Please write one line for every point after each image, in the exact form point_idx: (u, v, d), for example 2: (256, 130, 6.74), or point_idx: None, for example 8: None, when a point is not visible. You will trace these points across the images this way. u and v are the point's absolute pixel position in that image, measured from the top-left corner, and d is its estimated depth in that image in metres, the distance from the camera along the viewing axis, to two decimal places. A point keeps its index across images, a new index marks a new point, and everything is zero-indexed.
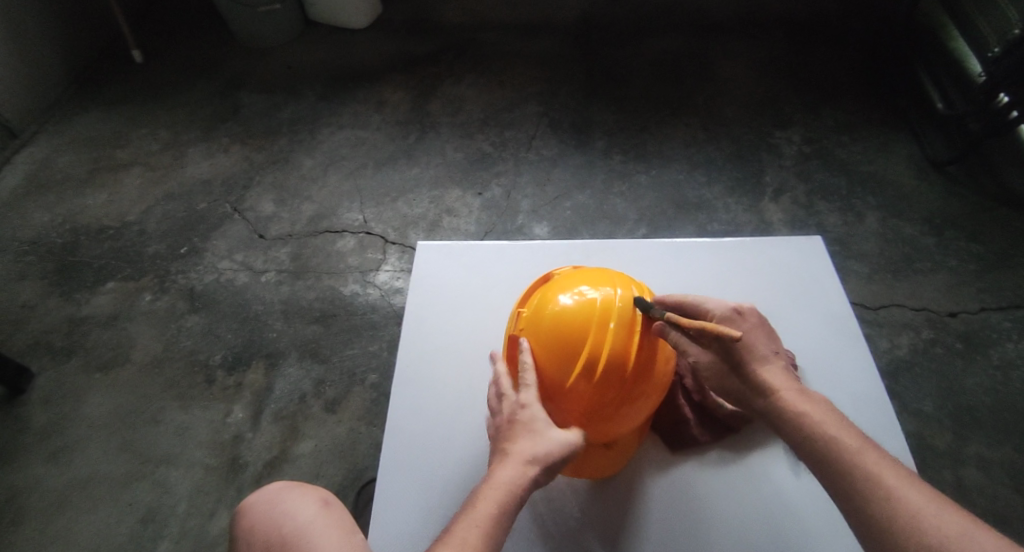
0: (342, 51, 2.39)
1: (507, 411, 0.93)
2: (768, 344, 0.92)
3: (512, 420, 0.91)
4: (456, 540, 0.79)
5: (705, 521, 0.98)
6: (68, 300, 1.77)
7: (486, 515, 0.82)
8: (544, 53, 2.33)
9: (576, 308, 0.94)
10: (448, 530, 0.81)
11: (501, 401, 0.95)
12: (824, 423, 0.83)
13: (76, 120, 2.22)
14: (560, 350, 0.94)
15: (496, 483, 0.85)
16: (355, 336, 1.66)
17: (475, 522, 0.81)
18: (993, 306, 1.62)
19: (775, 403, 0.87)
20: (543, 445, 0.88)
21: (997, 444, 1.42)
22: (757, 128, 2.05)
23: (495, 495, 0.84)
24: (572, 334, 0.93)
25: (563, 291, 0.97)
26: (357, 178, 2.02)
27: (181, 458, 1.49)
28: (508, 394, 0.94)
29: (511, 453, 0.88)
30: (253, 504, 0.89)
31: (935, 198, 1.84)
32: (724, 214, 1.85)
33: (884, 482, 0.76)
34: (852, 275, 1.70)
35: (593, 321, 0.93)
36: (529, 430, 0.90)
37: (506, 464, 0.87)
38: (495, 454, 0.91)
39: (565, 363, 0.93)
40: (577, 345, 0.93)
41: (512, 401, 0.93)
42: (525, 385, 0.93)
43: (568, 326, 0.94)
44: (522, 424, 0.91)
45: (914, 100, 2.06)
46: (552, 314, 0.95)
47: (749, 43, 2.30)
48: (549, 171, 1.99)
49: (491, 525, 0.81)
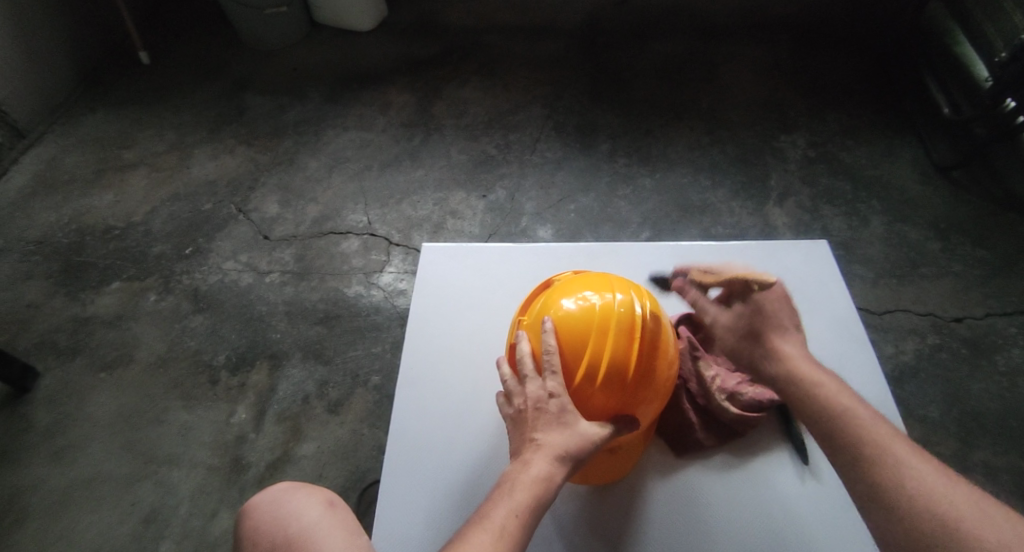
0: (347, 53, 2.40)
1: (533, 397, 0.91)
2: (790, 317, 1.00)
3: (539, 408, 0.90)
4: (494, 528, 0.81)
5: (709, 523, 0.98)
6: (73, 300, 1.77)
7: (523, 505, 0.83)
8: (549, 57, 2.33)
9: (578, 313, 0.94)
10: (486, 516, 0.83)
11: (525, 385, 0.92)
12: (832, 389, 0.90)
13: (82, 120, 2.23)
14: (564, 354, 0.93)
15: (526, 480, 0.85)
16: (358, 338, 1.66)
17: (513, 510, 0.83)
18: (998, 312, 1.61)
19: (787, 366, 0.95)
20: (576, 438, 0.89)
21: (1003, 450, 1.41)
22: (762, 132, 2.05)
23: (531, 488, 0.84)
24: (576, 339, 0.93)
25: (566, 296, 0.97)
26: (362, 180, 2.02)
27: (184, 458, 1.49)
28: (533, 377, 0.92)
29: (543, 444, 0.88)
30: (259, 504, 0.89)
31: (940, 203, 1.83)
32: (728, 218, 1.85)
33: (890, 447, 0.81)
34: (857, 280, 1.70)
35: (594, 326, 0.93)
36: (560, 421, 0.89)
37: (539, 456, 0.87)
38: (520, 442, 0.90)
39: (568, 367, 0.93)
40: (579, 349, 0.93)
41: (539, 387, 0.91)
42: (552, 372, 0.91)
43: (572, 330, 0.93)
44: (550, 413, 0.90)
45: (920, 105, 2.05)
46: (557, 316, 0.95)
47: (754, 46, 2.29)
48: (553, 174, 2.00)
49: (528, 517, 0.83)
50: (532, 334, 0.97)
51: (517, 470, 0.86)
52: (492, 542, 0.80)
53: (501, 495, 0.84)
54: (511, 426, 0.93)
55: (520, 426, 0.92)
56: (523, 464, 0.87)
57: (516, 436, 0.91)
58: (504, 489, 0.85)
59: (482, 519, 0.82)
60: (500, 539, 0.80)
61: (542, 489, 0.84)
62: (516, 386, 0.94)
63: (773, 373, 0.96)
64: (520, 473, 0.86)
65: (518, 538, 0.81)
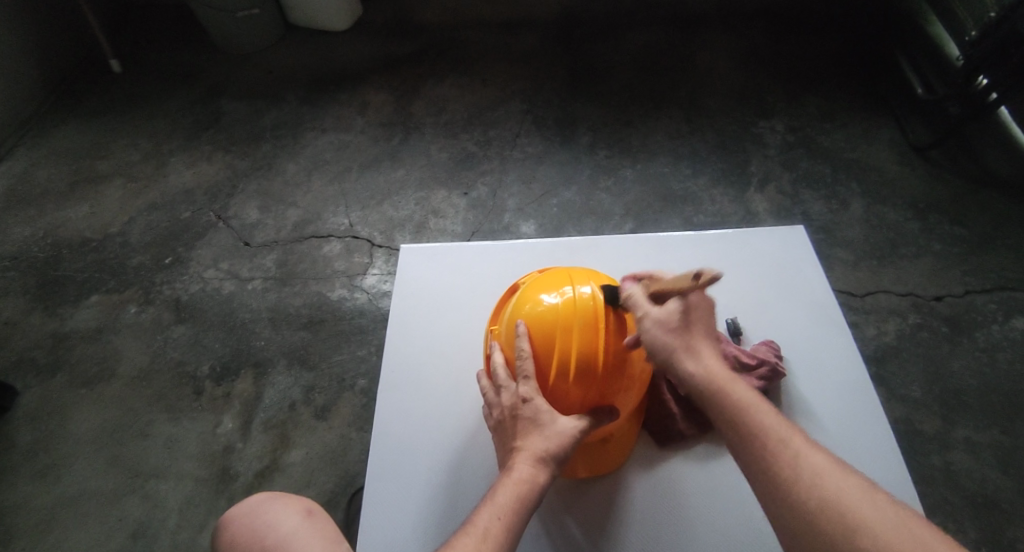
0: (323, 53, 2.38)
1: (509, 405, 0.92)
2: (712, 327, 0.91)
3: (515, 415, 0.91)
4: (478, 531, 0.82)
5: (691, 516, 0.99)
6: (52, 315, 1.75)
7: (506, 507, 0.84)
8: (526, 50, 2.32)
9: (546, 312, 0.94)
10: (469, 521, 0.83)
11: (501, 394, 0.94)
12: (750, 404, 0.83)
13: (54, 133, 2.20)
14: (536, 354, 0.94)
15: (508, 483, 0.86)
16: (343, 341, 1.65)
17: (497, 512, 0.83)
18: (977, 289, 1.63)
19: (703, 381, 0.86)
20: (555, 437, 0.89)
21: (985, 426, 1.42)
22: (741, 119, 2.05)
23: (514, 489, 0.85)
24: (547, 337, 0.93)
25: (535, 296, 0.96)
26: (341, 182, 2.00)
27: (171, 471, 1.48)
28: (507, 386, 0.94)
29: (524, 448, 0.89)
30: (234, 518, 0.89)
31: (918, 183, 1.84)
32: (710, 207, 1.85)
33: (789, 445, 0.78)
34: (838, 263, 1.71)
35: (561, 325, 0.92)
36: (537, 423, 0.90)
37: (520, 460, 0.88)
38: (506, 452, 0.91)
39: (541, 368, 0.93)
40: (550, 347, 0.93)
41: (512, 394, 0.92)
42: (523, 377, 0.92)
43: (540, 330, 0.93)
44: (527, 417, 0.90)
45: (895, 85, 2.06)
46: (526, 319, 0.95)
47: (730, 33, 2.30)
48: (534, 169, 1.99)
49: (514, 518, 0.83)
50: (505, 342, 0.98)
51: (500, 476, 0.88)
52: (474, 546, 0.80)
53: (485, 498, 0.86)
54: (495, 435, 0.95)
55: (503, 434, 0.93)
56: (507, 471, 0.88)
57: (500, 446, 0.93)
58: (488, 493, 0.86)
59: (467, 524, 0.83)
60: (485, 541, 0.81)
61: (527, 489, 0.85)
62: (494, 396, 0.96)
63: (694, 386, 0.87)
64: (504, 477, 0.87)
65: (505, 539, 0.82)
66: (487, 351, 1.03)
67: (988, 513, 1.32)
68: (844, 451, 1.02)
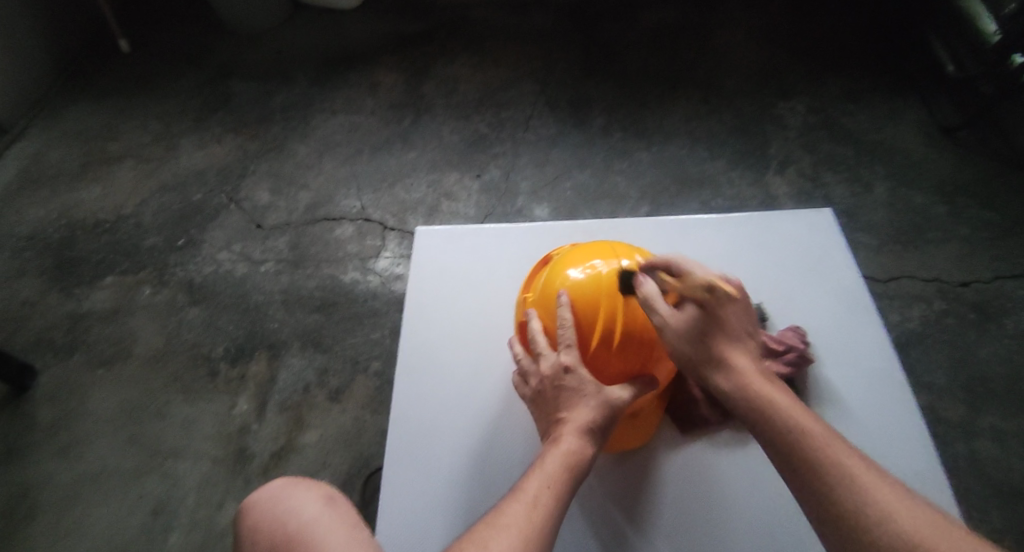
0: (333, 33, 2.35)
1: (551, 376, 0.90)
2: (745, 327, 0.86)
3: (558, 385, 0.90)
4: (528, 498, 0.80)
5: (721, 510, 0.96)
6: (67, 296, 1.75)
7: (555, 476, 0.82)
8: (540, 29, 2.28)
9: (587, 282, 0.93)
10: (518, 488, 0.82)
11: (540, 363, 0.92)
12: (794, 412, 0.78)
13: (66, 113, 2.19)
14: (578, 325, 0.92)
15: (557, 452, 0.85)
16: (357, 324, 1.64)
17: (546, 481, 0.82)
18: (1005, 274, 1.59)
19: (736, 381, 0.82)
20: (600, 408, 0.88)
21: (1012, 413, 1.39)
22: (761, 100, 2.00)
23: (564, 459, 0.84)
24: (588, 307, 0.92)
25: (575, 265, 0.95)
26: (354, 163, 1.98)
27: (188, 451, 1.48)
28: (547, 354, 0.92)
29: (569, 420, 0.88)
30: (255, 504, 0.88)
31: (945, 165, 1.80)
32: (728, 190, 1.82)
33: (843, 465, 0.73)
34: (861, 248, 1.67)
35: (604, 294, 0.92)
36: (581, 393, 0.89)
37: (567, 431, 0.87)
38: (548, 423, 0.90)
39: (583, 337, 0.92)
40: (592, 316, 0.92)
41: (553, 363, 0.91)
42: (566, 345, 0.90)
43: (582, 300, 0.92)
44: (570, 388, 0.89)
45: (921, 63, 2.01)
46: (566, 289, 0.93)
47: (749, 11, 2.24)
48: (548, 151, 1.96)
49: (563, 487, 0.82)
50: (542, 310, 0.96)
51: (546, 447, 0.87)
52: (526, 511, 0.79)
53: (534, 467, 0.84)
54: (535, 406, 0.93)
55: (544, 405, 0.92)
56: (554, 442, 0.87)
57: (543, 417, 0.92)
58: (536, 463, 0.85)
59: (516, 489, 0.82)
60: (534, 509, 0.79)
61: (575, 460, 0.84)
62: (532, 365, 0.94)
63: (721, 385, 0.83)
64: (552, 447, 0.86)
65: (554, 508, 0.81)
66: (521, 320, 1.02)
67: (1014, 502, 1.29)
68: (873, 441, 1.00)
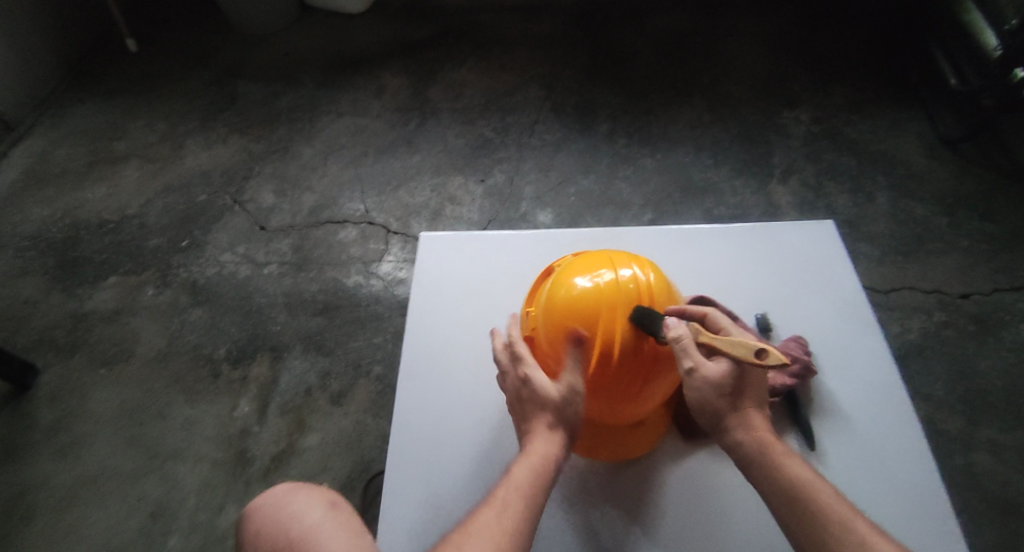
0: (339, 36, 2.36)
1: (512, 389, 0.95)
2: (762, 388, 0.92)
3: (519, 397, 0.94)
4: (497, 503, 0.85)
5: (717, 520, 0.96)
6: (70, 296, 1.76)
7: (521, 480, 0.87)
8: (545, 35, 2.29)
9: (586, 293, 0.93)
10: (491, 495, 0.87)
11: (505, 379, 0.96)
12: (803, 468, 0.85)
13: (72, 112, 2.20)
14: (577, 337, 0.92)
15: (523, 458, 0.89)
16: (359, 328, 1.65)
17: (513, 485, 0.86)
18: (1006, 287, 1.59)
19: (753, 435, 0.88)
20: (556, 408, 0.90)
21: (1011, 428, 1.39)
22: (764, 108, 2.01)
23: (529, 463, 0.88)
24: (587, 317, 0.91)
25: (576, 277, 0.95)
26: (357, 167, 1.99)
27: (189, 453, 1.49)
28: (507, 370, 0.96)
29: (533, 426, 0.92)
30: (259, 507, 0.88)
31: (947, 176, 1.80)
32: (730, 199, 1.82)
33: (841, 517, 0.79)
34: (862, 258, 1.68)
35: (603, 304, 0.91)
36: (537, 399, 0.91)
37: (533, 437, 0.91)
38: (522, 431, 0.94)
39: (582, 349, 0.92)
40: (591, 328, 0.91)
41: (513, 377, 0.95)
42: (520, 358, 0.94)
43: (580, 311, 0.92)
44: (527, 396, 0.92)
45: (925, 74, 2.01)
46: (563, 301, 0.94)
47: (753, 20, 2.25)
48: (551, 157, 1.96)
49: (530, 489, 0.86)
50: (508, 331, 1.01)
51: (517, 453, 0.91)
52: (495, 516, 0.83)
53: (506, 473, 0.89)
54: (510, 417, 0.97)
55: (516, 415, 0.96)
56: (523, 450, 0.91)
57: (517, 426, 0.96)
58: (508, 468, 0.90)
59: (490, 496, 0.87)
60: (504, 512, 0.84)
61: (541, 462, 0.88)
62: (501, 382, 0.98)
63: (739, 440, 0.89)
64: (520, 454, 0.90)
65: (526, 509, 0.85)
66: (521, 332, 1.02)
67: (1014, 516, 1.30)
68: (873, 450, 1.01)
